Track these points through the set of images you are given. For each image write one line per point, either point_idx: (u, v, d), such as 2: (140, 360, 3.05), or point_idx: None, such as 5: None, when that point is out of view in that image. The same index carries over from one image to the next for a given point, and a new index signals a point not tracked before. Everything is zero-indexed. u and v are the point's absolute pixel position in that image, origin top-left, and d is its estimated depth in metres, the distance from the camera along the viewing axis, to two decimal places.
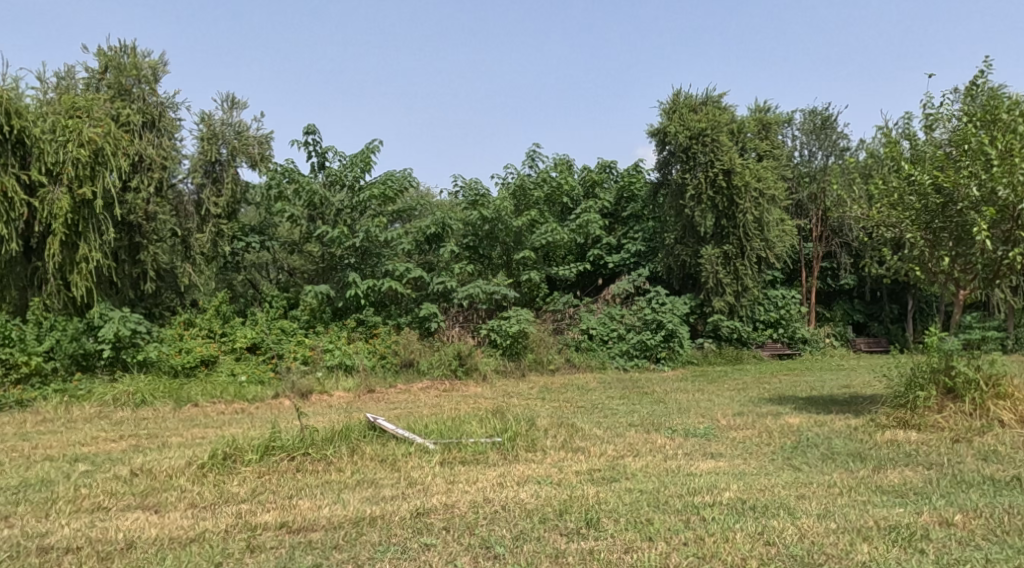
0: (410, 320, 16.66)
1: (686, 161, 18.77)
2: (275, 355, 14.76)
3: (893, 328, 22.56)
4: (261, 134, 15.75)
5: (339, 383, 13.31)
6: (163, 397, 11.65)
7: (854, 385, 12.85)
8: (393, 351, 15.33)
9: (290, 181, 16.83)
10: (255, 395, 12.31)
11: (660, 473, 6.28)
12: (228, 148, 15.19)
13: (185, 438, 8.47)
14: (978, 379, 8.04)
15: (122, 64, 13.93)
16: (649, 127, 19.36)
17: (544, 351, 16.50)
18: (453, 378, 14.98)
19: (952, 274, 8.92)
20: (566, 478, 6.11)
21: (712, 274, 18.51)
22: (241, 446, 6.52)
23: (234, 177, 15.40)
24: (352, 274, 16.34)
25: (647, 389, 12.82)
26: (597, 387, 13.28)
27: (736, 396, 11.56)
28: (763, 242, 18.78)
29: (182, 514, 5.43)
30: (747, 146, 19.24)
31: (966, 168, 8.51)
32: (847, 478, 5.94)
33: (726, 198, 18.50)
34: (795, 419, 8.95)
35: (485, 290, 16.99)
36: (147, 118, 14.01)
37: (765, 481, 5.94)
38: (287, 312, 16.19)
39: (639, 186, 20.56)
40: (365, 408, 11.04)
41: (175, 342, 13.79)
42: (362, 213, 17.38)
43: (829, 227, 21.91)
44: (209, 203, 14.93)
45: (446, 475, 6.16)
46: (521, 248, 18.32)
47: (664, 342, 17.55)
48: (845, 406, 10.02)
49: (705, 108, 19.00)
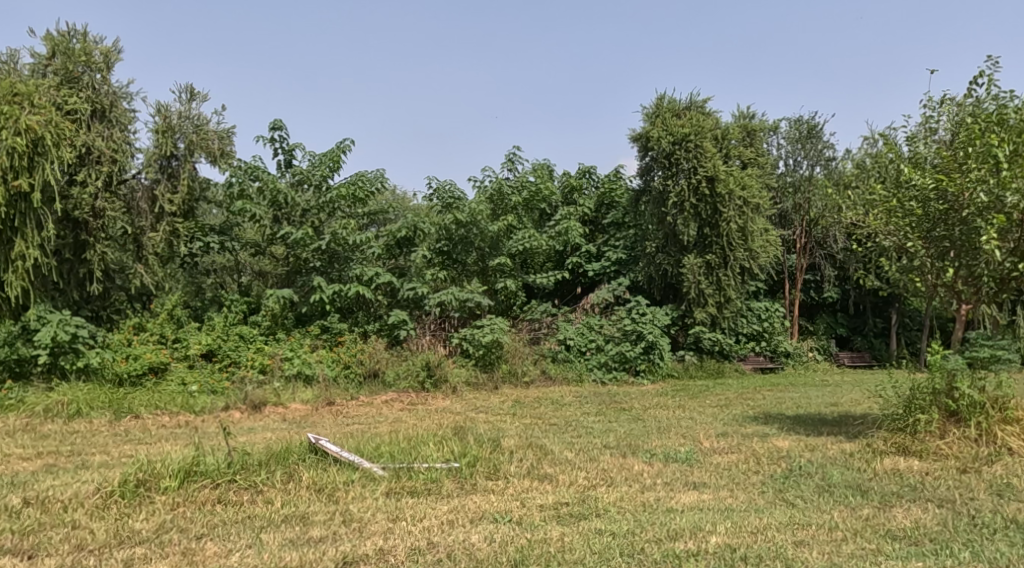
0: (378, 328, 15.85)
1: (668, 168, 18.14)
2: (232, 363, 14.00)
3: (877, 342, 22.06)
4: (222, 128, 14.92)
5: (296, 395, 12.52)
6: (102, 408, 10.83)
7: (843, 403, 12.20)
8: (358, 361, 14.46)
9: (254, 179, 16.01)
10: (203, 408, 11.52)
11: (637, 508, 5.53)
12: (185, 141, 14.33)
13: (109, 457, 7.65)
14: (985, 403, 7.36)
15: (71, 49, 13.02)
16: (630, 131, 18.70)
17: (519, 361, 15.74)
18: (420, 391, 14.20)
19: (955, 288, 8.23)
20: (528, 515, 5.34)
21: (694, 284, 17.90)
22: (156, 471, 5.74)
23: (192, 173, 14.54)
24: (318, 278, 15.55)
25: (625, 404, 12.06)
26: (573, 402, 12.48)
27: (719, 414, 10.86)
28: (747, 252, 18.13)
29: (60, 561, 4.67)
30: (731, 153, 18.58)
31: (973, 172, 7.79)
32: (850, 519, 5.20)
33: (709, 206, 17.86)
34: (783, 442, 8.25)
35: (457, 297, 16.25)
36: (96, 107, 13.14)
37: (757, 521, 5.19)
38: (247, 317, 15.35)
39: (620, 193, 19.94)
40: (318, 423, 10.23)
41: (121, 348, 12.93)
42: (331, 215, 16.61)
43: (813, 238, 21.42)
44: (164, 200, 14.06)
45: (391, 509, 5.39)
46: (497, 255, 17.54)
47: (644, 354, 16.83)
48: (835, 427, 9.35)
49: (689, 113, 18.35)
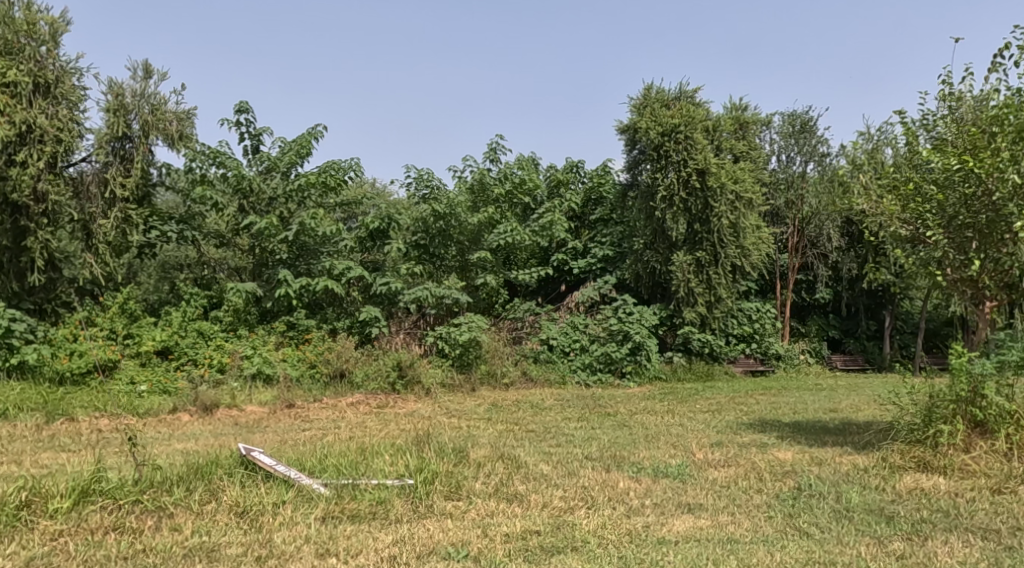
0: (349, 324, 14.86)
1: (657, 161, 17.27)
2: (189, 361, 13.06)
3: (870, 346, 21.36)
4: (181, 109, 13.95)
5: (253, 397, 11.54)
6: (34, 409, 9.92)
7: (844, 411, 11.34)
8: (325, 360, 13.46)
9: (218, 165, 15.05)
10: (148, 410, 10.64)
11: (622, 539, 4.68)
12: (139, 120, 13.35)
13: (20, 465, 6.73)
14: (1017, 412, 6.46)
15: (12, 19, 12.13)
16: (618, 123, 17.83)
17: (498, 362, 14.78)
18: (390, 393, 13.24)
19: (980, 283, 7.37)
20: (489, 551, 4.53)
21: (683, 283, 17.04)
22: (46, 490, 4.98)
23: (147, 157, 13.57)
24: (284, 271, 14.60)
25: (610, 409, 11.14)
26: (554, 406, 11.58)
27: (711, 421, 9.98)
28: (738, 249, 17.36)
29: None
30: (723, 145, 17.69)
31: (1003, 150, 6.94)
32: (880, 558, 4.39)
33: (700, 200, 17.02)
34: (785, 453, 7.42)
35: (433, 293, 15.24)
36: (39, 82, 12.23)
37: (765, 559, 4.38)
38: (208, 312, 14.38)
39: (608, 188, 19.05)
40: (272, 428, 9.36)
41: (65, 344, 12.20)
42: (300, 205, 15.65)
43: (807, 237, 20.60)
44: (115, 184, 13.11)
45: (322, 540, 4.70)
46: (478, 249, 16.56)
47: (630, 356, 15.95)
48: (841, 437, 8.49)
49: (679, 104, 17.51)
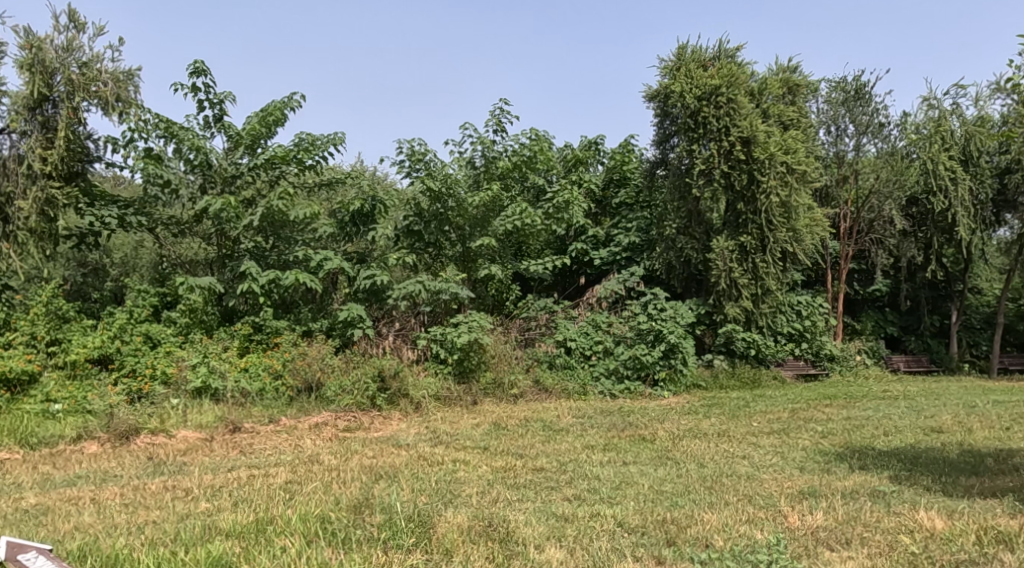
0: (326, 326, 12.32)
1: (693, 130, 14.69)
2: (129, 371, 10.70)
3: (935, 344, 18.61)
4: (120, 68, 11.71)
5: (190, 418, 9.13)
6: None
7: (952, 431, 8.61)
8: (292, 369, 10.94)
9: (171, 137, 12.60)
10: (48, 438, 8.32)
11: None
12: (64, 79, 11.18)
13: None
14: None
15: None
16: (646, 89, 15.23)
17: (505, 369, 12.24)
18: (372, 411, 10.75)
19: None
20: None
21: (724, 272, 14.40)
22: None
23: (76, 124, 11.38)
24: (247, 264, 12.13)
25: (645, 433, 8.53)
26: (574, 426, 9.00)
27: (790, 452, 7.30)
28: (789, 233, 14.69)
29: None
30: (770, 111, 14.99)
31: None
32: None
33: (745, 174, 14.45)
34: (923, 511, 4.89)
35: (428, 288, 12.63)
36: None
37: None
38: (160, 312, 11.93)
39: (633, 167, 16.38)
40: (190, 467, 6.97)
41: None
42: (272, 184, 13.22)
43: (863, 221, 17.82)
44: (33, 156, 11.01)
45: None
46: (482, 235, 14.00)
47: (664, 359, 13.26)
48: (993, 480, 5.84)
49: (719, 63, 14.87)
